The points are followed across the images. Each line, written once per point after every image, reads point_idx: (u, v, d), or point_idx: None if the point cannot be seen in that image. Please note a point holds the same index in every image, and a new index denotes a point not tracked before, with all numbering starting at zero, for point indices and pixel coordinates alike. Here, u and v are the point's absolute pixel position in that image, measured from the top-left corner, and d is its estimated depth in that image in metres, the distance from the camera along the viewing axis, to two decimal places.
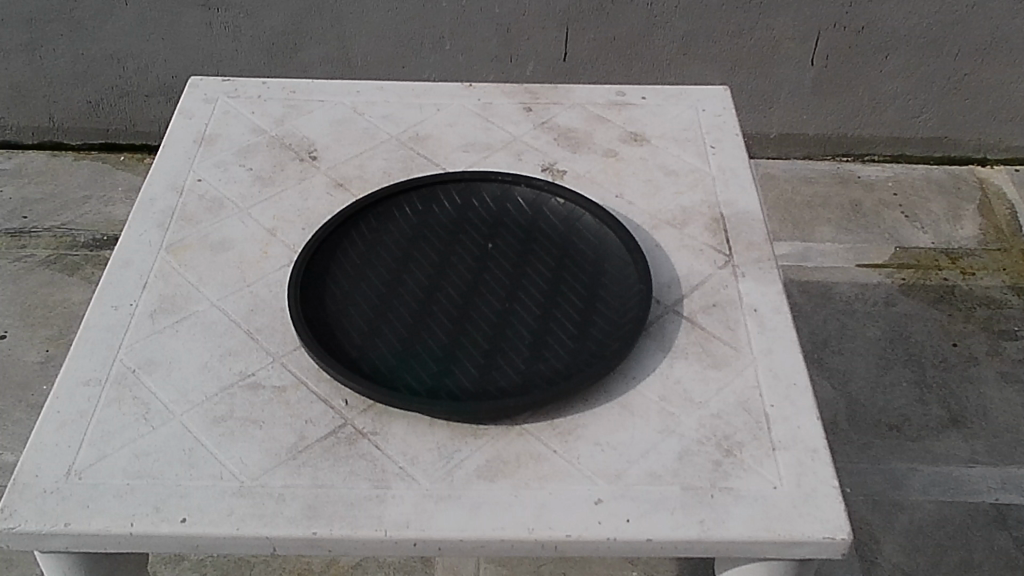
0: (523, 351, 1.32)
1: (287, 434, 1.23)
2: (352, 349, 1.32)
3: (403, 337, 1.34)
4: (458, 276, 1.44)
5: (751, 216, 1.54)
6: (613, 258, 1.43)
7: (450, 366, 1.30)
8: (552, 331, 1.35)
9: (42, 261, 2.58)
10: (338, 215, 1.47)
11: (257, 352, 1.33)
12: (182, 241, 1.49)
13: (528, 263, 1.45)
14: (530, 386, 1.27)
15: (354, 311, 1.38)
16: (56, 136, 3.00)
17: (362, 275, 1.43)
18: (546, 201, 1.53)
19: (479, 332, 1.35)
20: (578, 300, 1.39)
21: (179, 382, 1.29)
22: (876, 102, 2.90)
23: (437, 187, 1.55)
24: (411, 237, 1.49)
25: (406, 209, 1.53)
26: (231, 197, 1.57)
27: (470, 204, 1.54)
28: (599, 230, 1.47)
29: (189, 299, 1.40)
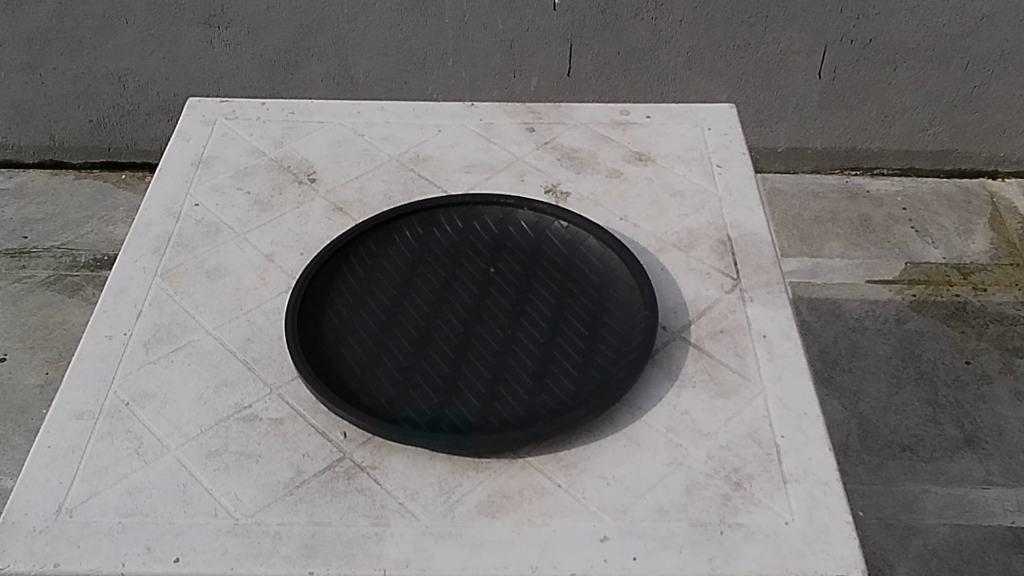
0: (526, 380, 1.28)
1: (284, 468, 1.20)
2: (351, 379, 1.28)
3: (404, 367, 1.31)
4: (460, 302, 1.40)
5: (759, 238, 1.51)
6: (618, 283, 1.40)
7: (451, 396, 1.27)
8: (556, 359, 1.31)
9: (43, 282, 2.56)
10: (337, 240, 1.44)
11: (253, 383, 1.30)
12: (178, 268, 1.47)
13: (531, 289, 1.41)
14: (533, 417, 1.23)
15: (353, 340, 1.34)
16: (57, 155, 2.99)
17: (361, 303, 1.39)
18: (550, 225, 1.49)
19: (480, 361, 1.32)
20: (582, 327, 1.35)
21: (173, 415, 1.26)
22: (885, 115, 2.86)
23: (438, 210, 1.52)
24: (412, 263, 1.46)
25: (405, 233, 1.49)
26: (228, 222, 1.55)
27: (472, 229, 1.51)
28: (603, 254, 1.44)
29: (185, 328, 1.37)
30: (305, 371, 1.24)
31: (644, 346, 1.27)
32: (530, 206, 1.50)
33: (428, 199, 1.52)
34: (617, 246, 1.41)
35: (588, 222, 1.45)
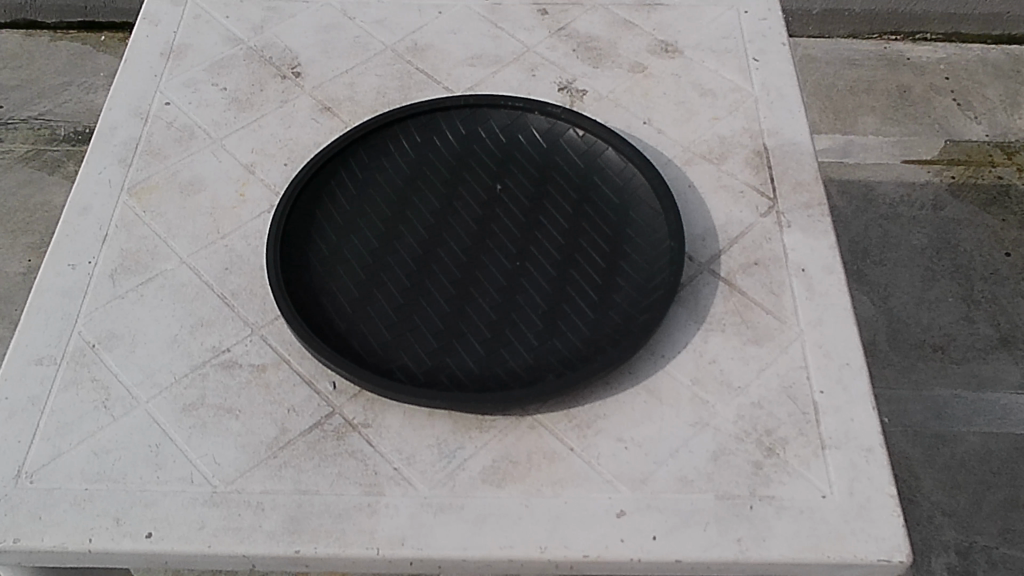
0: (536, 324, 1.15)
1: (267, 426, 1.08)
2: (340, 322, 1.15)
3: (399, 306, 1.18)
4: (462, 227, 1.25)
5: (799, 149, 1.33)
6: (640, 207, 1.24)
7: (452, 343, 1.14)
8: (570, 297, 1.17)
9: (20, 158, 2.39)
10: (323, 154, 1.27)
11: (232, 322, 1.17)
12: (148, 180, 1.31)
13: (542, 212, 1.26)
14: (544, 370, 1.11)
15: (343, 274, 1.20)
16: (31, 13, 2.77)
17: (352, 228, 1.25)
18: (564, 133, 1.32)
19: (485, 299, 1.18)
20: (599, 259, 1.21)
21: (144, 361, 1.13)
22: None
23: (438, 114, 1.34)
24: (409, 179, 1.30)
25: (401, 143, 1.33)
26: (202, 125, 1.38)
27: (476, 137, 1.34)
28: (624, 169, 1.28)
29: (155, 255, 1.23)
30: (287, 317, 1.10)
31: (669, 287, 1.13)
32: (541, 111, 1.32)
33: (426, 100, 1.34)
34: (640, 163, 1.25)
35: (607, 132, 1.28)
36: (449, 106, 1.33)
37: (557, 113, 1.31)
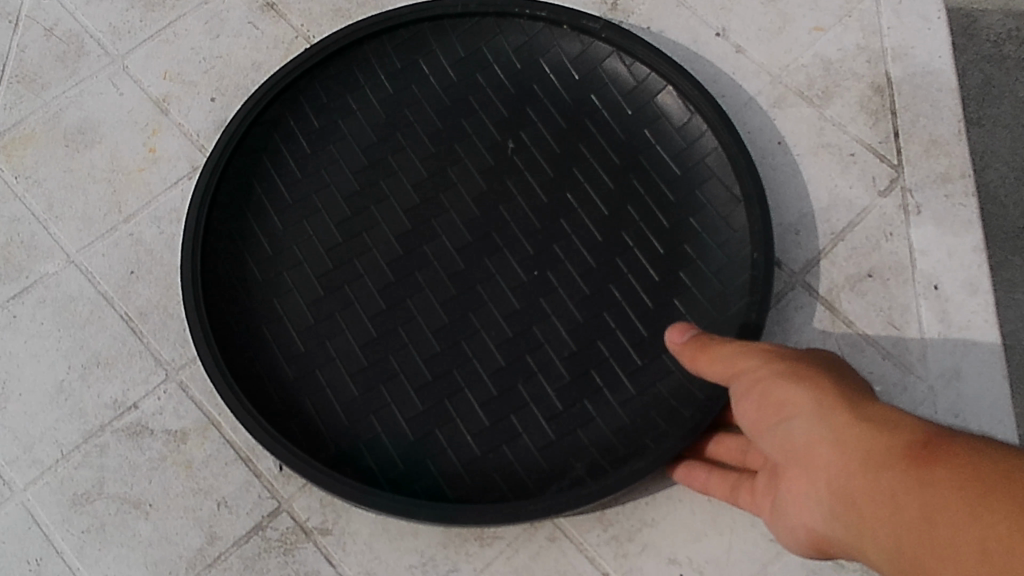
0: (561, 375, 0.78)
1: (187, 531, 0.79)
2: (288, 368, 0.80)
3: (369, 340, 0.81)
4: (459, 207, 0.87)
5: (936, 83, 0.94)
6: (707, 185, 0.85)
7: (443, 406, 0.78)
8: (610, 333, 0.80)
9: None
10: (263, 93, 0.89)
11: (140, 360, 0.85)
12: (20, 126, 0.94)
13: (571, 187, 0.86)
14: (575, 459, 0.75)
15: (291, 285, 0.84)
16: None
17: (306, 209, 0.87)
18: (602, 61, 0.92)
19: (490, 334, 0.81)
20: (650, 269, 0.82)
21: (18, 423, 0.83)
22: None
23: (426, 26, 0.94)
24: (384, 129, 0.91)
25: (375, 72, 0.93)
26: (95, 33, 0.98)
27: (478, 61, 0.93)
28: (688, 124, 0.88)
29: (32, 251, 0.89)
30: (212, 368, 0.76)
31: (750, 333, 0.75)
32: (572, 25, 0.91)
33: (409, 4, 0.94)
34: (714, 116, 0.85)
35: (667, 62, 0.87)
36: (439, 15, 0.93)
37: (595, 31, 0.90)
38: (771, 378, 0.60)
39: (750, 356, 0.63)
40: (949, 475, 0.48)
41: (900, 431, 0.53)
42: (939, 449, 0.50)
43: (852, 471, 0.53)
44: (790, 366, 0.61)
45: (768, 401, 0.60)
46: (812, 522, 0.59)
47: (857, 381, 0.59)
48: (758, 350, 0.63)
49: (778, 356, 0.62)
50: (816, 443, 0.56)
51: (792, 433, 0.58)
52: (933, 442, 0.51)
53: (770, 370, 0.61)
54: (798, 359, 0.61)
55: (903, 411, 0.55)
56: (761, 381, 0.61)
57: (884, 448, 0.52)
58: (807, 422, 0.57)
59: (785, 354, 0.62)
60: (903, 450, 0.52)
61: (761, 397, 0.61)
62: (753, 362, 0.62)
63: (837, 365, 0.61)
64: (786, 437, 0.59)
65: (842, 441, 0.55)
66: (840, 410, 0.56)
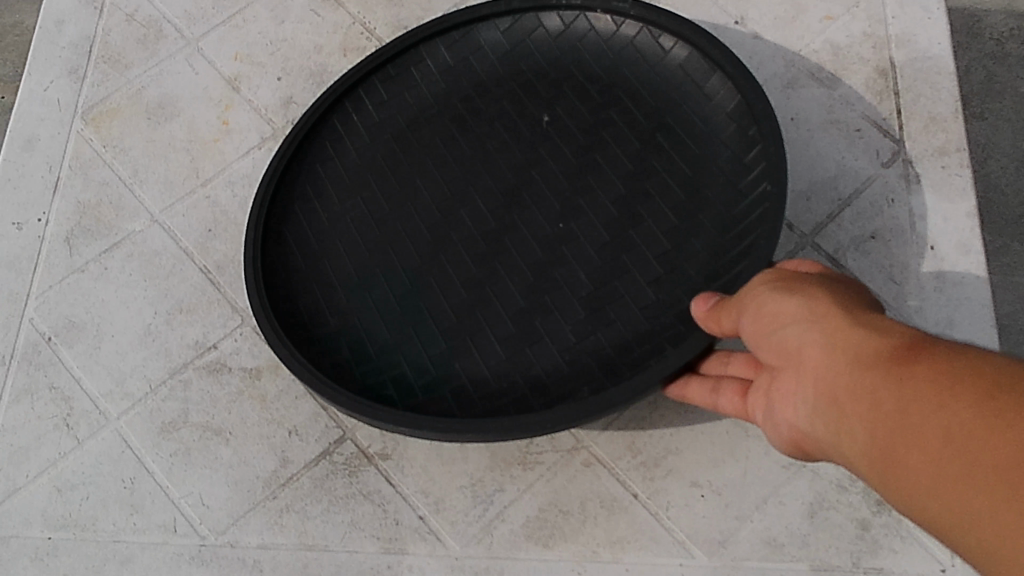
0: (577, 313, 0.81)
1: (263, 454, 0.89)
2: (332, 319, 0.86)
3: (403, 292, 0.86)
4: (496, 174, 0.91)
5: (936, 67, 1.04)
6: (726, 132, 0.86)
7: (465, 344, 0.82)
8: (629, 271, 0.82)
9: None
10: (330, 93, 0.97)
11: (219, 308, 0.95)
12: (106, 101, 1.04)
13: (601, 145, 0.90)
14: (580, 385, 0.77)
15: (343, 251, 0.90)
16: None
17: (360, 187, 0.93)
18: (632, 40, 0.95)
19: (514, 281, 0.85)
20: (669, 215, 0.84)
21: (110, 360, 0.93)
22: None
23: (476, 25, 1.00)
24: (434, 113, 0.97)
25: (428, 70, 0.99)
26: (173, 19, 1.09)
27: (523, 52, 0.98)
28: (710, 80, 0.89)
29: (119, 212, 0.99)
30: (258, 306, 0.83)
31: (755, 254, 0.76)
32: (605, 8, 0.95)
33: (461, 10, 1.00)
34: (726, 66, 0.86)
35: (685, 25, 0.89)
36: (484, 15, 0.98)
37: (624, 11, 0.94)
38: (769, 294, 0.65)
39: (755, 283, 0.68)
40: (928, 375, 0.51)
41: (888, 336, 0.57)
42: (919, 349, 0.53)
43: (842, 373, 0.57)
44: (790, 285, 0.65)
45: (764, 314, 0.65)
46: (801, 421, 0.63)
47: (852, 294, 0.64)
48: (762, 278, 0.68)
49: (779, 280, 0.67)
50: (809, 348, 0.61)
51: (788, 341, 0.62)
52: (914, 345, 0.54)
53: (770, 289, 0.66)
54: (797, 280, 0.66)
55: (893, 321, 0.59)
56: (759, 299, 0.66)
57: (873, 350, 0.56)
58: (802, 330, 0.62)
59: (786, 279, 0.67)
60: (887, 353, 0.56)
61: (758, 312, 0.66)
62: (757, 286, 0.68)
63: (835, 282, 0.65)
64: (782, 346, 0.63)
65: (833, 344, 0.59)
66: (832, 315, 0.60)
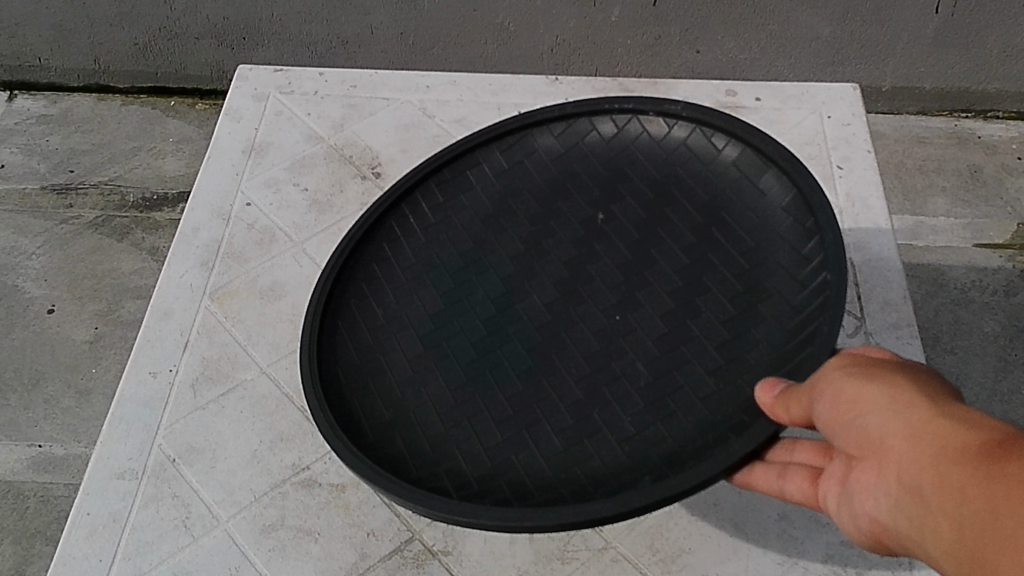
0: (636, 404, 0.97)
1: (346, 550, 1.07)
2: (386, 411, 1.01)
3: (467, 376, 1.04)
4: (551, 274, 1.14)
5: (886, 267, 1.31)
6: (784, 225, 1.05)
7: (521, 430, 0.97)
8: (686, 362, 0.99)
9: (90, 223, 2.45)
10: (394, 193, 1.22)
11: (314, 439, 1.17)
12: (229, 285, 1.32)
13: (646, 254, 1.13)
14: (640, 476, 0.88)
15: (405, 317, 1.12)
16: (101, 78, 2.77)
17: (426, 272, 1.17)
18: (683, 140, 1.20)
19: (572, 374, 1.02)
20: (727, 307, 1.02)
21: (224, 476, 1.13)
22: (1008, 54, 2.41)
23: (531, 131, 1.26)
24: (490, 216, 1.22)
25: (485, 174, 1.26)
26: (283, 227, 1.38)
27: (576, 154, 1.24)
28: (763, 189, 1.09)
29: (236, 365, 1.23)
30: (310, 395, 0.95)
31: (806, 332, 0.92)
32: (657, 110, 1.20)
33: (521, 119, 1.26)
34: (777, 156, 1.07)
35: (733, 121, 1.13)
36: (540, 120, 1.25)
37: (676, 111, 1.19)
38: (848, 381, 0.71)
39: (831, 371, 0.74)
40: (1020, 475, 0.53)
41: (976, 434, 0.59)
42: (1007, 447, 0.56)
43: (925, 463, 0.61)
44: (867, 373, 0.70)
45: (843, 401, 0.70)
46: (881, 509, 0.68)
47: (932, 383, 0.68)
48: (835, 365, 0.74)
49: (855, 365, 0.73)
50: (893, 438, 0.65)
51: (868, 427, 0.67)
52: (1002, 442, 0.57)
53: (848, 376, 0.71)
54: (875, 368, 0.71)
55: (976, 411, 0.62)
56: (838, 383, 0.71)
57: (959, 445, 0.60)
58: (884, 419, 0.66)
59: (861, 363, 0.73)
60: (973, 448, 0.59)
61: (835, 396, 0.71)
62: (834, 374, 0.73)
63: (914, 372, 0.69)
64: (862, 432, 0.68)
65: (915, 432, 0.63)
66: (910, 402, 0.65)
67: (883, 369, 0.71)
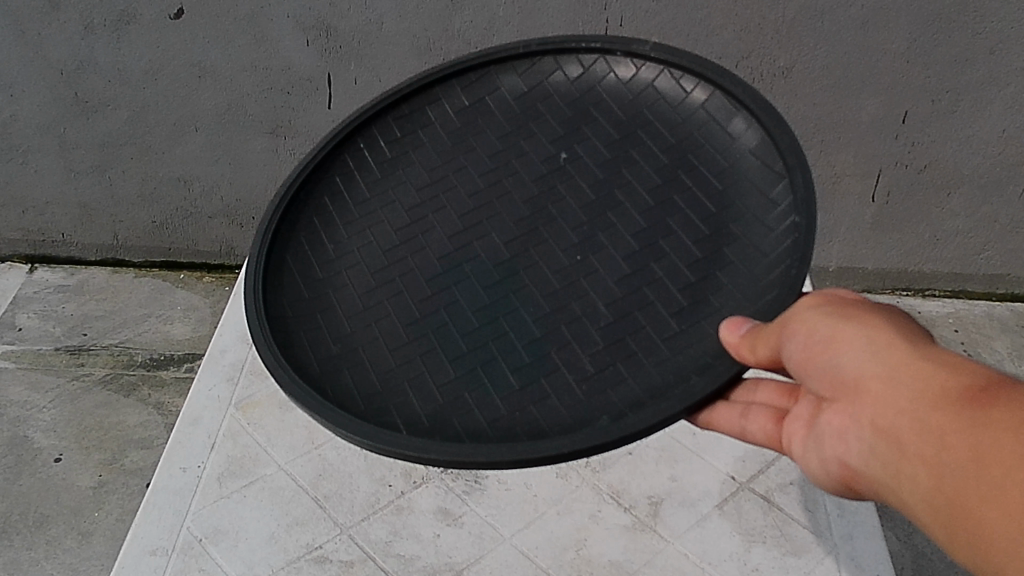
0: (596, 344, 1.10)
1: None
2: (333, 345, 1.16)
3: (425, 311, 1.19)
4: (505, 215, 1.31)
5: None
6: (751, 171, 1.23)
7: (474, 368, 1.10)
8: (648, 303, 1.13)
9: (99, 381, 2.63)
10: (344, 133, 1.44)
11: (323, 523, 1.46)
12: (251, 399, 1.66)
13: (609, 193, 1.29)
14: (591, 411, 1.01)
15: (362, 242, 1.31)
16: (119, 253, 3.06)
17: (379, 208, 1.36)
18: (651, 82, 1.40)
19: (529, 313, 1.17)
20: (694, 250, 1.18)
21: (245, 551, 1.40)
22: (938, 239, 2.71)
23: (495, 68, 1.48)
24: (446, 154, 1.41)
25: (446, 110, 1.47)
26: None
27: (541, 89, 1.46)
28: (729, 145, 1.28)
29: (256, 463, 1.55)
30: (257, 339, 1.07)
31: (781, 279, 1.06)
32: (626, 50, 1.41)
33: (487, 58, 1.48)
34: (751, 99, 1.24)
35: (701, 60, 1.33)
36: (503, 56, 1.47)
37: (645, 52, 1.40)
38: (825, 325, 0.95)
39: (804, 310, 0.97)
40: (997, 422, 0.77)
41: (953, 383, 0.84)
42: (983, 398, 0.80)
43: (906, 401, 0.86)
44: (840, 321, 0.95)
45: (819, 342, 0.94)
46: (855, 434, 0.94)
47: (897, 330, 0.93)
48: (806, 306, 0.98)
49: (825, 308, 0.97)
50: (876, 380, 0.90)
51: (851, 368, 0.93)
52: (977, 392, 0.81)
53: (821, 319, 0.96)
54: (845, 315, 0.96)
55: (940, 356, 0.88)
56: (816, 324, 0.95)
57: (937, 390, 0.84)
58: (866, 363, 0.91)
59: (831, 308, 0.97)
60: (951, 392, 0.83)
61: (814, 336, 0.95)
62: (807, 313, 0.97)
63: (879, 321, 0.95)
64: (843, 369, 0.94)
65: (895, 376, 0.89)
66: (888, 351, 0.90)
67: (852, 315, 0.96)
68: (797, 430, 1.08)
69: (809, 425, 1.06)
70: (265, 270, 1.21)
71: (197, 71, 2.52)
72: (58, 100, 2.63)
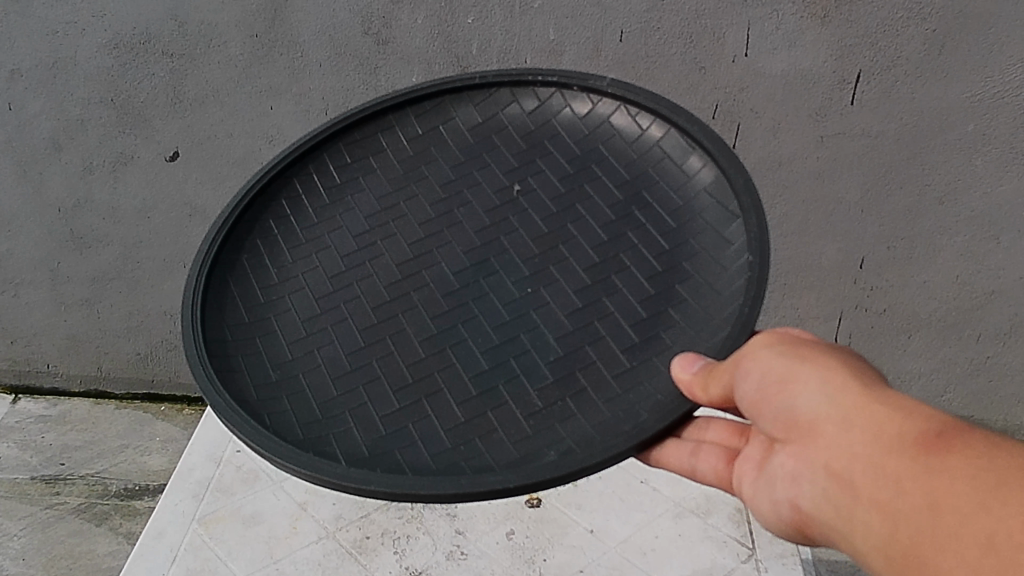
0: (547, 377, 1.20)
1: None
2: (274, 373, 1.23)
3: (371, 339, 1.29)
4: (455, 249, 1.42)
5: None
6: (706, 209, 1.35)
7: (420, 399, 1.20)
8: (599, 338, 1.23)
9: (73, 509, 2.66)
10: (293, 154, 1.54)
11: None
12: (214, 513, 2.04)
13: (563, 225, 1.42)
14: (537, 445, 1.09)
15: (308, 266, 1.41)
16: (102, 385, 3.11)
17: (327, 233, 1.46)
18: (607, 118, 1.54)
19: (478, 342, 1.27)
20: (647, 288, 1.29)
21: None
22: (901, 380, 2.76)
23: (452, 97, 1.62)
24: (398, 182, 1.53)
25: (399, 137, 1.59)
26: (265, 470, 2.17)
27: (495, 119, 1.59)
28: (685, 183, 1.40)
29: (214, 572, 1.88)
30: (193, 368, 1.13)
31: (733, 317, 1.16)
32: (582, 85, 1.56)
33: (443, 87, 1.61)
34: (708, 139, 1.36)
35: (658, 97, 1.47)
36: (458, 86, 1.61)
37: (602, 87, 1.54)
38: (780, 366, 1.04)
39: (759, 350, 1.07)
40: (953, 475, 0.82)
41: (909, 430, 0.89)
42: (942, 448, 0.85)
43: (858, 444, 0.93)
44: (793, 362, 1.04)
45: (772, 382, 1.04)
46: (807, 475, 1.02)
47: (851, 372, 1.01)
48: (761, 345, 1.07)
49: (781, 349, 1.06)
50: (830, 424, 0.98)
51: (804, 408, 1.01)
52: (933, 442, 0.87)
53: (776, 359, 1.05)
54: (799, 358, 1.05)
55: (892, 399, 0.94)
56: (772, 364, 1.05)
57: (892, 437, 0.90)
58: (820, 406, 0.99)
59: (786, 348, 1.06)
60: (906, 440, 0.89)
61: (769, 376, 1.04)
62: (763, 354, 1.06)
63: (828, 360, 1.04)
64: (795, 408, 1.02)
65: (848, 419, 0.96)
66: (841, 394, 0.98)
67: (802, 355, 1.05)
68: (747, 471, 1.19)
69: (759, 465, 1.16)
70: (203, 291, 1.28)
71: (188, 210, 2.64)
72: (54, 236, 2.74)
